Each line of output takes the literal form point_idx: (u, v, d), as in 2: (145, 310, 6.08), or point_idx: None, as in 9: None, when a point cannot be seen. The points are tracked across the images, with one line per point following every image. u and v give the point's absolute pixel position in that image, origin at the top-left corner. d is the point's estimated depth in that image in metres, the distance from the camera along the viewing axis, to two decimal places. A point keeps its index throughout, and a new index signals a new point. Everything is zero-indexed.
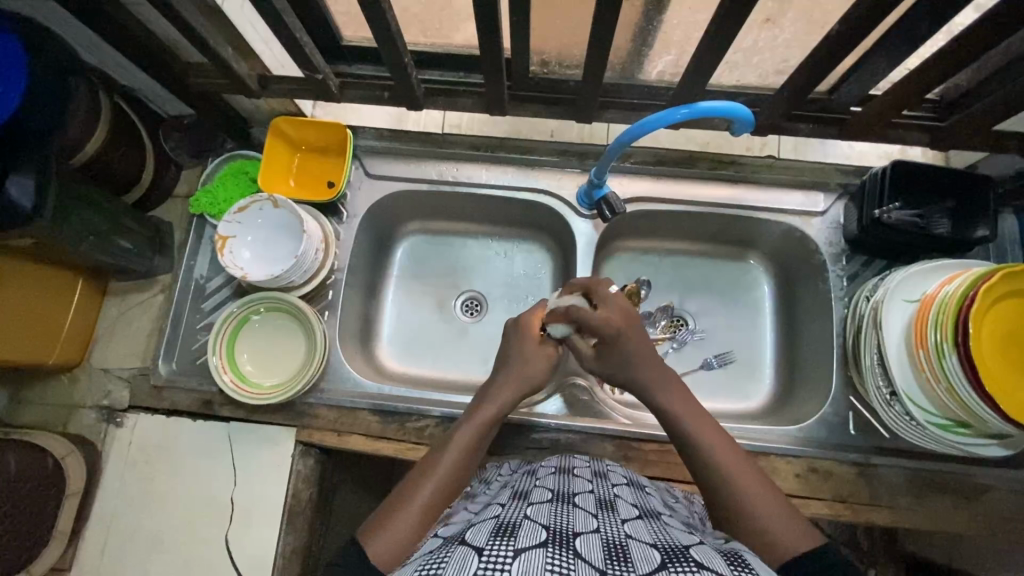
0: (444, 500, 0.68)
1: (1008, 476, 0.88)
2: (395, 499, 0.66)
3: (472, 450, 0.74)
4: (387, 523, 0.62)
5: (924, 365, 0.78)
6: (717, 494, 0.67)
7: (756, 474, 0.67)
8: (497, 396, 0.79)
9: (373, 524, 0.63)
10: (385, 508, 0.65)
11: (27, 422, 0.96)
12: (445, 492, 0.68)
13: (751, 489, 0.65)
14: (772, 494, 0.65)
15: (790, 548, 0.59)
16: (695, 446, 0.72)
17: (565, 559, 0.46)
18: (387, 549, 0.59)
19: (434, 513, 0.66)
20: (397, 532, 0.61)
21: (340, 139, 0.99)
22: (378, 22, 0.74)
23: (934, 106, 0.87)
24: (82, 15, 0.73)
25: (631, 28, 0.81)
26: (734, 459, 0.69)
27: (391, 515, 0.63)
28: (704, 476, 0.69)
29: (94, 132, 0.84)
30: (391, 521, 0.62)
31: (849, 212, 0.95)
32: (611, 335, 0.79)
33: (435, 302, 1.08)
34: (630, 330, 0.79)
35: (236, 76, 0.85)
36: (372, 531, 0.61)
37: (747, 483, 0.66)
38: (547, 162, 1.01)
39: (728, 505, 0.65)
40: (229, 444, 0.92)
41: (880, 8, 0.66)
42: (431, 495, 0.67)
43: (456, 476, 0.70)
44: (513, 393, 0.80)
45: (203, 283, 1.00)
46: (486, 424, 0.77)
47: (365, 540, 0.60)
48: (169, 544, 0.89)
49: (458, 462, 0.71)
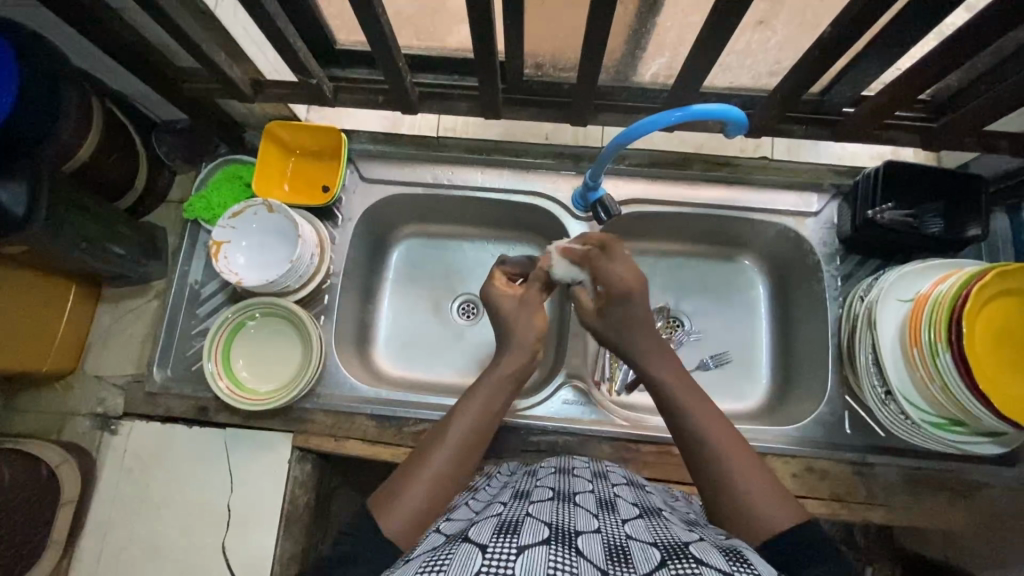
0: (456, 473, 0.68)
1: (1004, 473, 0.89)
2: (404, 471, 0.68)
3: (483, 418, 0.75)
4: (397, 493, 0.64)
5: (918, 363, 0.79)
6: (708, 479, 0.66)
7: (749, 454, 0.68)
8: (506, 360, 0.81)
9: (384, 500, 0.63)
10: (394, 481, 0.66)
11: (21, 430, 0.95)
12: (458, 461, 0.69)
13: (739, 471, 0.65)
14: (762, 475, 0.65)
15: (777, 521, 0.60)
16: (689, 426, 0.71)
17: (568, 557, 0.46)
18: (399, 519, 0.61)
19: (446, 483, 0.67)
20: (409, 504, 0.62)
21: (335, 144, 0.99)
22: (373, 25, 0.74)
23: (925, 106, 0.87)
24: (73, 19, 0.73)
25: (625, 30, 0.81)
26: (726, 439, 0.68)
27: (401, 490, 0.64)
28: (699, 454, 0.69)
29: (86, 139, 0.83)
30: (402, 494, 0.64)
31: (842, 212, 0.96)
32: (621, 292, 0.80)
33: (430, 305, 1.08)
34: (640, 294, 0.80)
35: (229, 80, 0.85)
36: (383, 502, 0.63)
37: (737, 463, 0.66)
38: (541, 165, 1.01)
39: (719, 486, 0.65)
40: (225, 450, 0.92)
41: (871, 11, 0.66)
42: (444, 462, 0.68)
43: (468, 441, 0.71)
44: (523, 356, 0.82)
45: (198, 288, 0.99)
46: (497, 390, 0.78)
47: (378, 515, 0.61)
48: (164, 552, 0.88)
49: (470, 432, 0.72)
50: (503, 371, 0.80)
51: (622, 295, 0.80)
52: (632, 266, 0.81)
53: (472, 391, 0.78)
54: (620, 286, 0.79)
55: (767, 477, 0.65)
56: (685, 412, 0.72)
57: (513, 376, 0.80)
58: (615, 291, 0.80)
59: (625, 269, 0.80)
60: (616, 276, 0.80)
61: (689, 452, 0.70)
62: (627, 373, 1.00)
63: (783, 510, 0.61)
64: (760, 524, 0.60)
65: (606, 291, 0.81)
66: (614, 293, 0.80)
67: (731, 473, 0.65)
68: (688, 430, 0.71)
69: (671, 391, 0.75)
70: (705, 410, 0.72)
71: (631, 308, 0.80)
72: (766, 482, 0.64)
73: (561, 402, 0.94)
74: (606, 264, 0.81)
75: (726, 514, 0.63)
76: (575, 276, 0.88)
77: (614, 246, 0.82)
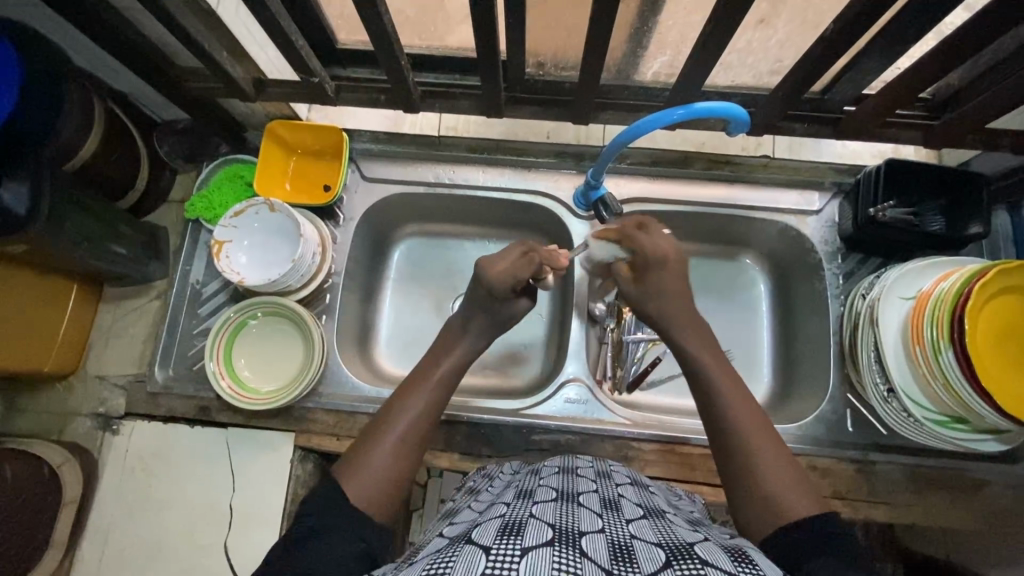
0: (420, 437, 0.69)
1: (1006, 471, 0.89)
2: (370, 434, 0.68)
3: (446, 385, 0.75)
4: (363, 459, 0.64)
5: (920, 361, 0.79)
6: (731, 465, 0.65)
7: (769, 434, 0.67)
8: (477, 333, 0.82)
9: (350, 467, 0.64)
10: (360, 446, 0.66)
11: (22, 431, 0.95)
12: (423, 430, 0.70)
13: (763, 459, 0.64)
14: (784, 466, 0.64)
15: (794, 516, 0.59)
16: (719, 408, 0.69)
17: (572, 559, 0.46)
18: (363, 484, 0.62)
19: (410, 447, 0.67)
20: (374, 472, 0.63)
21: (336, 143, 0.99)
22: (375, 25, 0.74)
23: (927, 105, 0.87)
24: (74, 19, 0.73)
25: (626, 28, 0.81)
26: (752, 424, 0.67)
27: (366, 455, 0.65)
28: (724, 437, 0.67)
29: (89, 136, 0.83)
30: (367, 460, 0.64)
31: (844, 210, 0.96)
32: (659, 259, 0.82)
33: (433, 305, 1.07)
34: (675, 264, 0.83)
35: (230, 79, 0.85)
36: (349, 468, 0.64)
37: (758, 444, 0.65)
38: (542, 164, 1.01)
39: (737, 466, 0.65)
40: (227, 449, 0.91)
41: (873, 10, 0.66)
42: (409, 427, 0.69)
43: (433, 407, 0.72)
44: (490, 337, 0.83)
45: (199, 288, 0.99)
46: (460, 365, 0.79)
47: (344, 481, 0.62)
48: (166, 552, 0.88)
49: (432, 403, 0.72)
50: (466, 351, 0.80)
51: (658, 262, 0.82)
52: (667, 238, 0.84)
53: (435, 363, 0.77)
54: (660, 253, 0.82)
55: (783, 460, 0.64)
56: (716, 393, 0.71)
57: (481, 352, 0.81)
58: (652, 257, 0.82)
59: (664, 242, 0.83)
60: (653, 245, 0.82)
61: (715, 433, 0.69)
62: (630, 371, 1.00)
63: (799, 499, 0.60)
64: (773, 509, 0.60)
65: (642, 259, 0.83)
66: (652, 258, 0.82)
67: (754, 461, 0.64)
68: (716, 412, 0.70)
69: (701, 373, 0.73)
70: (736, 394, 0.70)
71: (668, 278, 0.82)
72: (787, 474, 0.63)
73: (563, 401, 0.94)
74: (643, 236, 0.83)
75: (740, 496, 0.63)
76: (613, 255, 0.89)
77: (648, 223, 0.85)
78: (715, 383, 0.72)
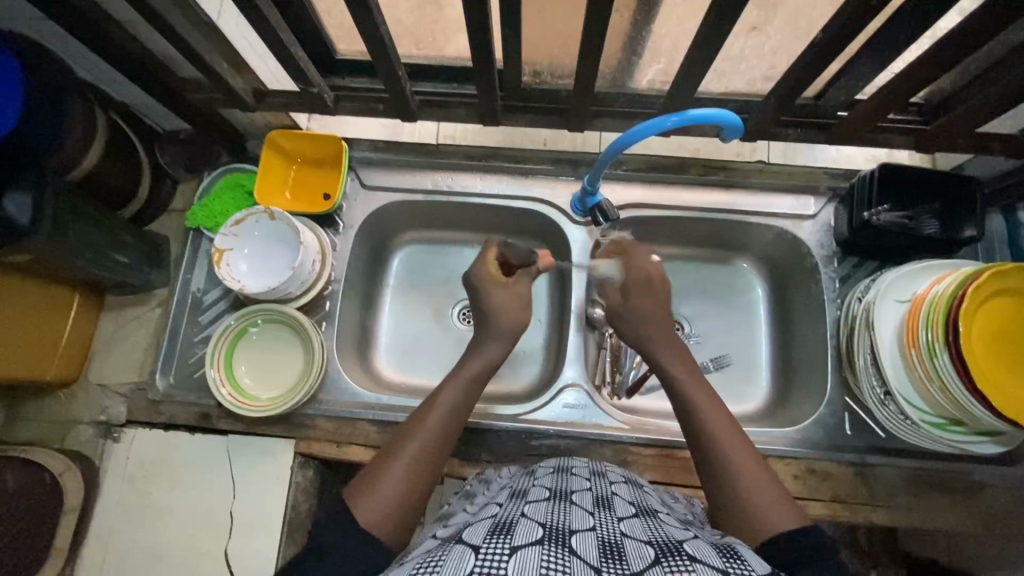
0: (433, 462, 0.69)
1: (1005, 473, 0.89)
2: (381, 461, 0.68)
3: (460, 409, 0.75)
4: (375, 486, 0.64)
5: (915, 364, 0.80)
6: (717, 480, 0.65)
7: (748, 445, 0.68)
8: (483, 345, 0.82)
9: (360, 493, 0.64)
10: (372, 472, 0.66)
11: (25, 439, 0.95)
12: (434, 451, 0.69)
13: (747, 476, 0.64)
14: (769, 480, 0.64)
15: (781, 524, 0.59)
16: (703, 427, 0.70)
17: (561, 557, 0.46)
18: (374, 511, 0.61)
19: (422, 473, 0.67)
20: (387, 499, 0.63)
21: (336, 151, 1.00)
22: (373, 37, 0.75)
23: (919, 109, 0.89)
24: (78, 32, 0.74)
25: (620, 37, 0.83)
26: (736, 443, 0.67)
27: (377, 481, 0.65)
28: (709, 456, 0.68)
29: (90, 150, 0.85)
30: (377, 486, 0.64)
31: (838, 214, 0.97)
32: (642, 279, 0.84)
33: (432, 312, 1.08)
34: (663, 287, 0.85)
35: (231, 90, 0.86)
36: (360, 496, 0.63)
37: (741, 459, 0.65)
38: (540, 171, 1.02)
39: (716, 473, 0.66)
40: (228, 456, 0.92)
41: (862, 16, 0.67)
42: (421, 451, 0.68)
43: (445, 430, 0.72)
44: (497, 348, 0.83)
45: (200, 296, 1.00)
46: (474, 384, 0.78)
47: (354, 507, 0.62)
48: (166, 559, 0.88)
49: (444, 426, 0.72)
50: (479, 362, 0.79)
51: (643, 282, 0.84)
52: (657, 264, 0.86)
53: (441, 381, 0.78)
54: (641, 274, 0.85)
55: (765, 476, 0.64)
56: (700, 414, 0.71)
57: (489, 368, 0.80)
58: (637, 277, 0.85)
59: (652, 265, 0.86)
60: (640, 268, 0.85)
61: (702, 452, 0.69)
62: (629, 375, 1.00)
63: (775, 505, 0.61)
64: (755, 516, 0.61)
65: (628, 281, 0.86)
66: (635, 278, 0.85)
67: (737, 480, 0.64)
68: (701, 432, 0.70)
69: (684, 395, 0.74)
70: (718, 413, 0.71)
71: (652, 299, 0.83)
72: (773, 490, 0.63)
73: (562, 406, 0.94)
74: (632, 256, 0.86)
75: (730, 507, 0.63)
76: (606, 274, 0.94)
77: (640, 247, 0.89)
78: (694, 396, 0.73)
